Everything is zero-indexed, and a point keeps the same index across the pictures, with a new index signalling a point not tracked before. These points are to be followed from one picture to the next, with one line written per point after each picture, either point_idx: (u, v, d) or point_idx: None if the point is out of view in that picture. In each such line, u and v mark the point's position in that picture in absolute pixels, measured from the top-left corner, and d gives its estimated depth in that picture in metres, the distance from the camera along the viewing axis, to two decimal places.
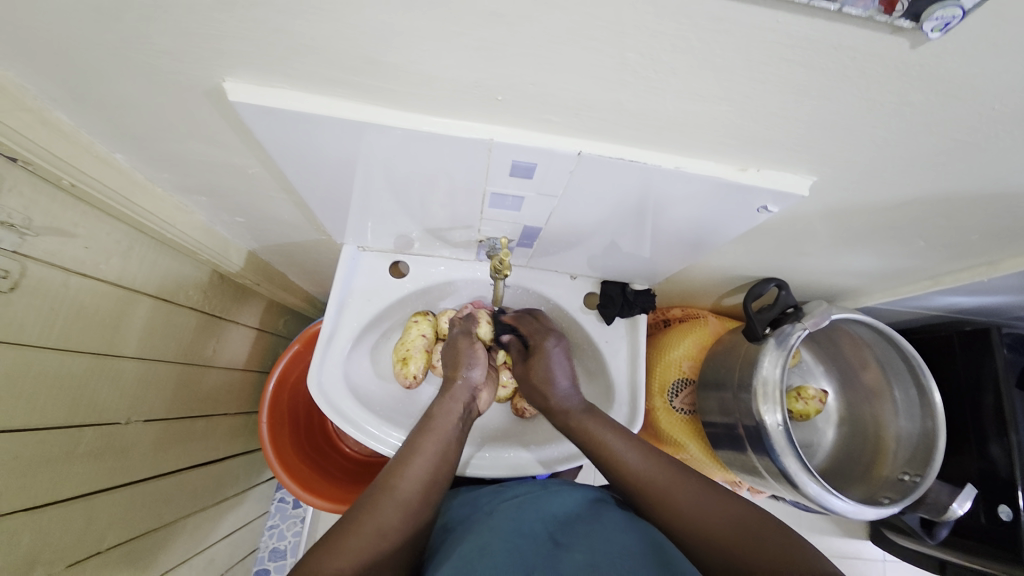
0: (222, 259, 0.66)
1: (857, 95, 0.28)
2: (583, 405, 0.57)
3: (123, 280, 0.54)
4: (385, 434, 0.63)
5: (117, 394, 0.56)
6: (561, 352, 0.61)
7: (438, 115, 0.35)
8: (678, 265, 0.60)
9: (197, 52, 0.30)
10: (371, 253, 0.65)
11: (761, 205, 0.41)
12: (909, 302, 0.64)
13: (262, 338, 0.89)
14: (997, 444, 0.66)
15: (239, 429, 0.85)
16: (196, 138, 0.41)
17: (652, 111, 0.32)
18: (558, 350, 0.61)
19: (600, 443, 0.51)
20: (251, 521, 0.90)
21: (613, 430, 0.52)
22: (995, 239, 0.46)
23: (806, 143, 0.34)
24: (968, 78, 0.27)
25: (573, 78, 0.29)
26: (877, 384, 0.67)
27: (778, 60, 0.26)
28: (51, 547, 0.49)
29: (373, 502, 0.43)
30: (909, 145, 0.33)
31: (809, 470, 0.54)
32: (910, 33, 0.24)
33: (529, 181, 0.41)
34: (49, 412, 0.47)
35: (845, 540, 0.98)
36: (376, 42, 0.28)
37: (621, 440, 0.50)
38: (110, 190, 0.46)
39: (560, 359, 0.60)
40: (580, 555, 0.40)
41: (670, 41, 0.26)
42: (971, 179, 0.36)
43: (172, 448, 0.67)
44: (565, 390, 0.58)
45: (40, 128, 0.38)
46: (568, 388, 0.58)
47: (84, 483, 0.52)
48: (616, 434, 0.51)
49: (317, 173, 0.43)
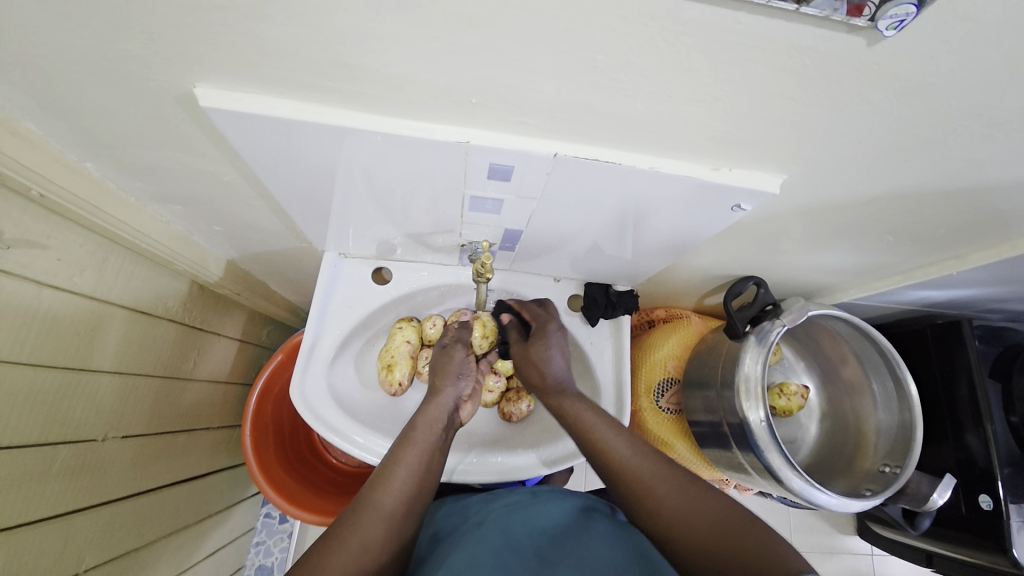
0: (201, 269, 0.65)
1: (821, 93, 0.29)
2: (576, 392, 0.57)
3: (98, 293, 0.53)
4: (371, 442, 0.63)
5: (93, 410, 0.54)
6: (561, 337, 0.62)
7: (414, 118, 0.35)
8: (660, 266, 0.61)
9: (167, 57, 0.30)
10: (353, 259, 0.65)
11: (735, 203, 0.41)
12: (884, 297, 0.66)
13: (244, 350, 0.88)
14: (973, 433, 0.68)
15: (222, 443, 0.84)
16: (171, 145, 0.40)
17: (624, 112, 0.32)
18: (558, 335, 0.62)
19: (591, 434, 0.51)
20: (236, 538, 0.88)
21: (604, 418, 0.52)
22: (962, 232, 0.47)
23: (774, 143, 0.35)
24: (924, 76, 0.28)
25: (547, 80, 0.29)
26: (856, 379, 0.69)
27: (742, 60, 0.27)
28: (26, 570, 0.47)
29: (354, 519, 0.42)
30: (871, 142, 0.34)
31: (793, 465, 0.54)
32: (866, 32, 0.25)
33: (507, 184, 0.41)
34: (22, 429, 0.46)
35: (834, 535, 0.99)
36: (351, 48, 0.28)
37: (610, 430, 0.50)
38: (82, 200, 0.45)
39: (560, 343, 0.61)
40: (566, 572, 0.40)
41: (639, 43, 0.26)
42: (935, 174, 0.37)
43: (151, 465, 0.65)
44: (560, 370, 0.59)
45: (9, 137, 0.37)
46: (562, 371, 0.58)
47: (60, 502, 0.50)
48: (604, 424, 0.51)
49: (296, 179, 0.43)
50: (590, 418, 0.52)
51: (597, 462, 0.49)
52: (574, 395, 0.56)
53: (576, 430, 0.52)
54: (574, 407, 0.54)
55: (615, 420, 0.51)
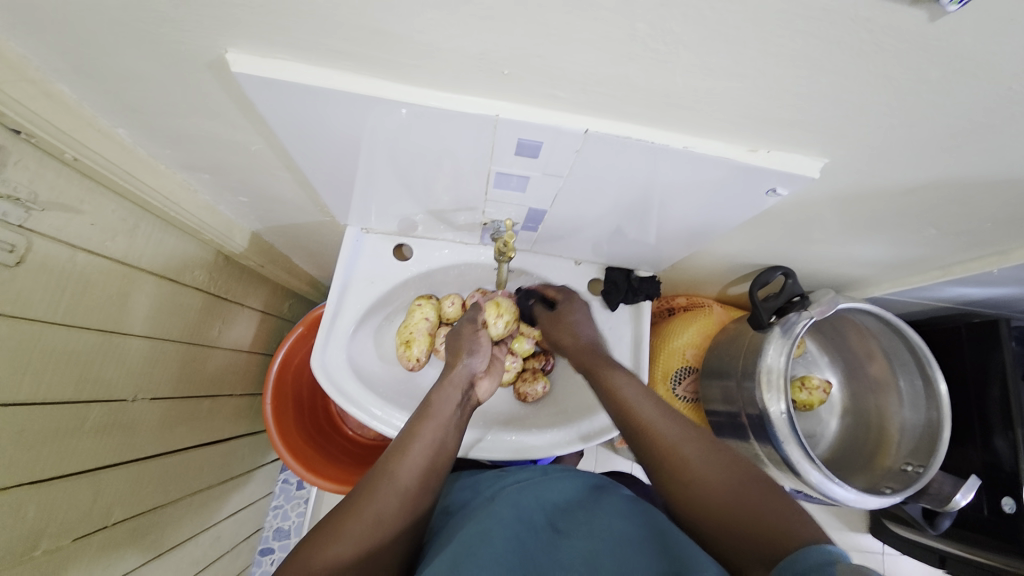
0: (226, 239, 0.66)
1: (875, 69, 0.27)
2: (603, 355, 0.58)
3: (129, 258, 0.54)
4: (388, 415, 0.63)
5: (123, 371, 0.56)
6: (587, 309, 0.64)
7: (444, 90, 0.34)
8: (684, 252, 0.59)
9: (198, 21, 0.30)
10: (375, 235, 0.65)
11: (770, 188, 0.40)
12: (918, 292, 0.64)
13: (266, 321, 0.90)
14: (1002, 437, 0.65)
15: (245, 410, 0.86)
16: (201, 113, 0.40)
17: (661, 87, 0.31)
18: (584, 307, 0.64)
19: (616, 396, 0.51)
20: (256, 501, 0.91)
21: (632, 382, 0.52)
22: (1009, 227, 0.45)
23: (817, 124, 0.33)
24: (988, 55, 0.26)
25: (582, 51, 0.28)
26: (883, 376, 0.67)
27: (791, 33, 0.25)
28: (56, 521, 0.49)
29: (370, 489, 0.43)
30: (922, 127, 0.32)
31: (812, 458, 0.53)
32: (929, 4, 0.23)
33: (534, 161, 0.41)
34: (55, 387, 0.47)
35: (844, 532, 0.98)
36: (380, 14, 0.27)
37: (637, 391, 0.51)
38: (114, 165, 0.46)
39: (586, 315, 0.63)
40: (581, 545, 0.40)
41: (682, 11, 0.25)
42: (988, 162, 0.35)
43: (177, 428, 0.67)
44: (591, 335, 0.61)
45: (42, 99, 0.38)
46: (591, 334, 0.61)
47: (90, 458, 0.53)
48: (632, 385, 0.52)
49: (323, 151, 0.43)
50: (616, 379, 0.53)
51: (623, 422, 0.49)
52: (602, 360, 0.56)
53: (604, 391, 0.53)
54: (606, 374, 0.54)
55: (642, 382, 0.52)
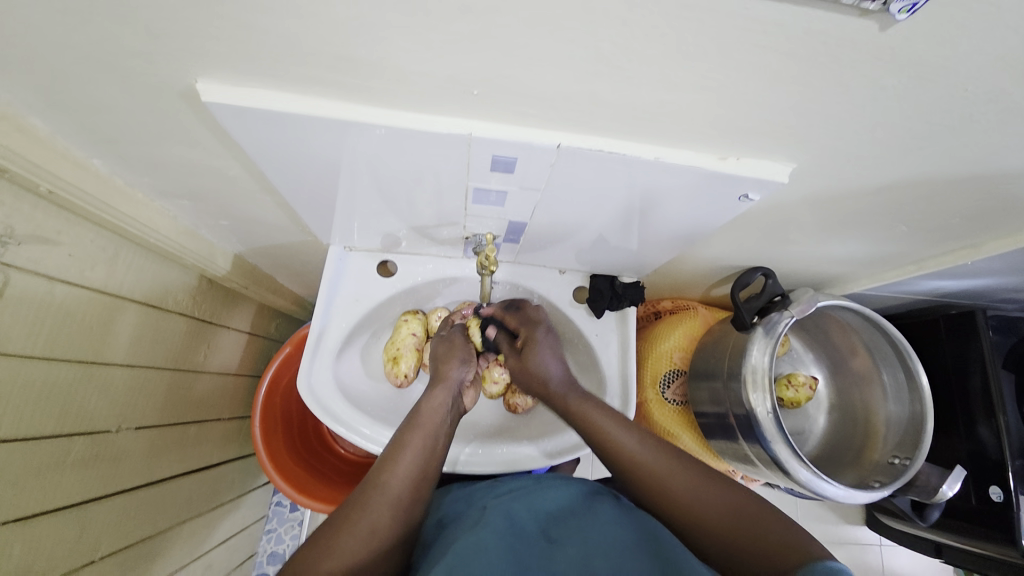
0: (208, 263, 0.66)
1: (833, 78, 0.28)
2: (577, 389, 0.56)
3: (109, 288, 0.54)
4: (377, 433, 0.63)
5: (107, 402, 0.56)
6: (552, 338, 0.60)
7: (416, 111, 0.35)
8: (666, 257, 0.60)
9: (168, 52, 0.30)
10: (359, 253, 0.65)
11: (743, 193, 0.41)
12: (896, 287, 0.65)
13: (253, 343, 0.89)
14: (986, 425, 0.67)
15: (233, 435, 0.85)
16: (176, 140, 0.40)
17: (629, 101, 0.32)
18: (547, 336, 0.59)
19: (596, 432, 0.50)
20: (248, 527, 0.90)
21: (608, 414, 0.51)
22: (977, 221, 0.46)
23: (781, 131, 0.34)
24: (941, 61, 0.27)
25: (547, 69, 0.29)
26: (866, 370, 0.68)
27: (749, 45, 0.26)
28: (43, 558, 0.48)
29: (363, 501, 0.43)
30: (884, 130, 0.33)
31: (800, 457, 0.54)
32: (878, 15, 0.24)
33: (511, 176, 0.41)
34: (38, 422, 0.47)
35: (841, 526, 0.99)
36: (350, 39, 0.27)
37: (617, 427, 0.49)
38: (89, 195, 0.46)
39: (550, 345, 0.59)
40: (574, 548, 0.41)
41: (643, 30, 0.26)
42: (951, 161, 0.36)
43: (164, 454, 0.66)
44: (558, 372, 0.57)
45: (15, 134, 0.38)
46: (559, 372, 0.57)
47: (78, 491, 0.52)
48: (610, 419, 0.50)
49: (303, 174, 0.43)
50: (595, 415, 0.51)
51: (608, 460, 0.49)
52: (577, 396, 0.54)
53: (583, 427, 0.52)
54: (584, 408, 0.53)
55: (618, 413, 0.51)
